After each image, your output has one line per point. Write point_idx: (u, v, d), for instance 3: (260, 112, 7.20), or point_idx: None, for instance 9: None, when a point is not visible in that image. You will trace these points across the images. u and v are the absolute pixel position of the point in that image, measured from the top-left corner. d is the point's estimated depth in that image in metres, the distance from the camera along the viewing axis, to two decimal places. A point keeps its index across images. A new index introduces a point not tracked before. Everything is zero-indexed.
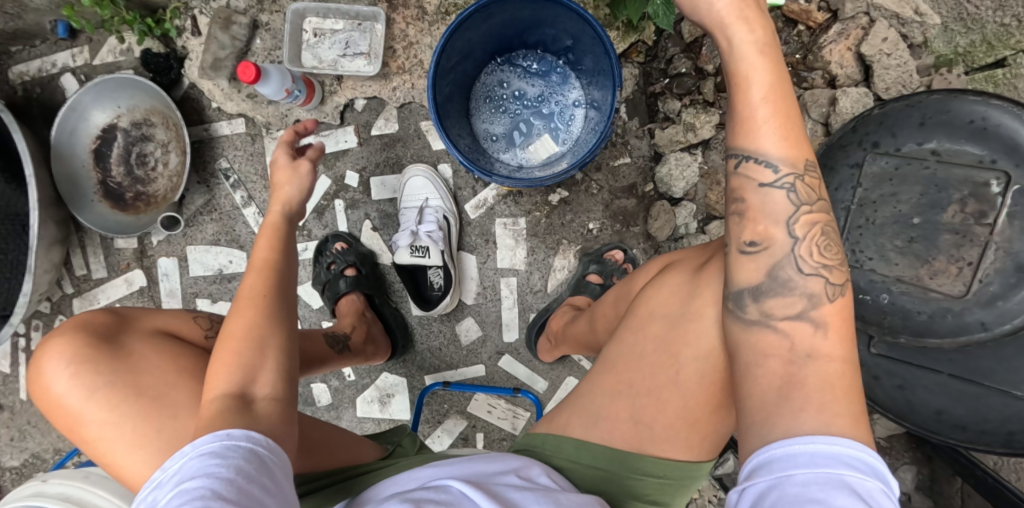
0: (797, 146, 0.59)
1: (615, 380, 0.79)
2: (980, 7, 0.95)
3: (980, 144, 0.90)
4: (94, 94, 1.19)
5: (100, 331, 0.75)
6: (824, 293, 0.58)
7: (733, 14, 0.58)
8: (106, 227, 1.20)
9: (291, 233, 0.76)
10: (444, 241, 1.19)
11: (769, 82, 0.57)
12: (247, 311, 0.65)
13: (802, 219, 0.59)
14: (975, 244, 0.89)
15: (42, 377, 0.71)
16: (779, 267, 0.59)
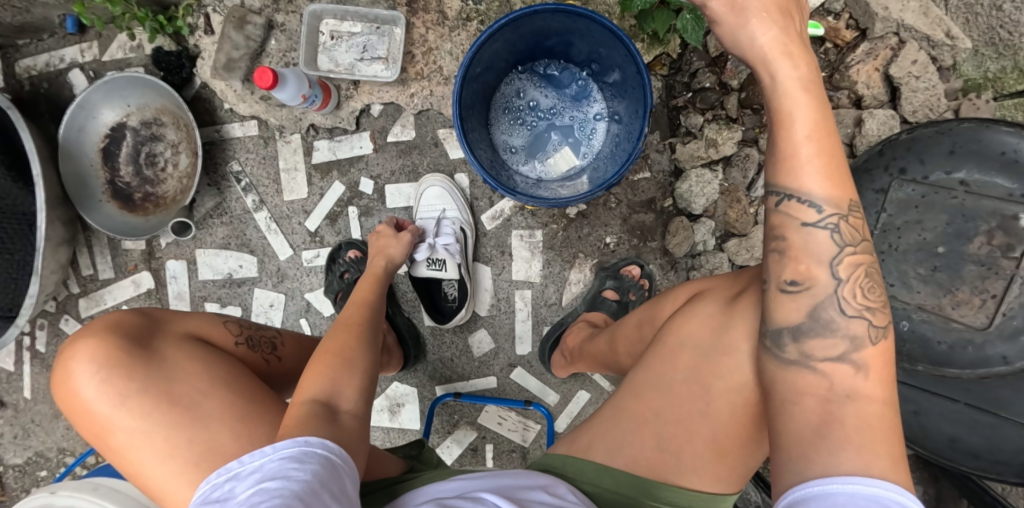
0: (841, 185, 0.56)
1: (642, 406, 0.76)
2: (1014, 34, 0.94)
3: (1010, 178, 0.89)
4: (103, 92, 1.15)
5: (132, 334, 0.74)
6: (867, 336, 0.55)
7: (777, 48, 0.55)
8: (112, 229, 1.17)
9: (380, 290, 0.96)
10: (462, 253, 1.20)
11: (813, 119, 0.54)
12: (344, 338, 0.79)
13: (846, 259, 0.56)
14: (1001, 277, 0.89)
15: (71, 378, 0.70)
16: (820, 308, 0.56)
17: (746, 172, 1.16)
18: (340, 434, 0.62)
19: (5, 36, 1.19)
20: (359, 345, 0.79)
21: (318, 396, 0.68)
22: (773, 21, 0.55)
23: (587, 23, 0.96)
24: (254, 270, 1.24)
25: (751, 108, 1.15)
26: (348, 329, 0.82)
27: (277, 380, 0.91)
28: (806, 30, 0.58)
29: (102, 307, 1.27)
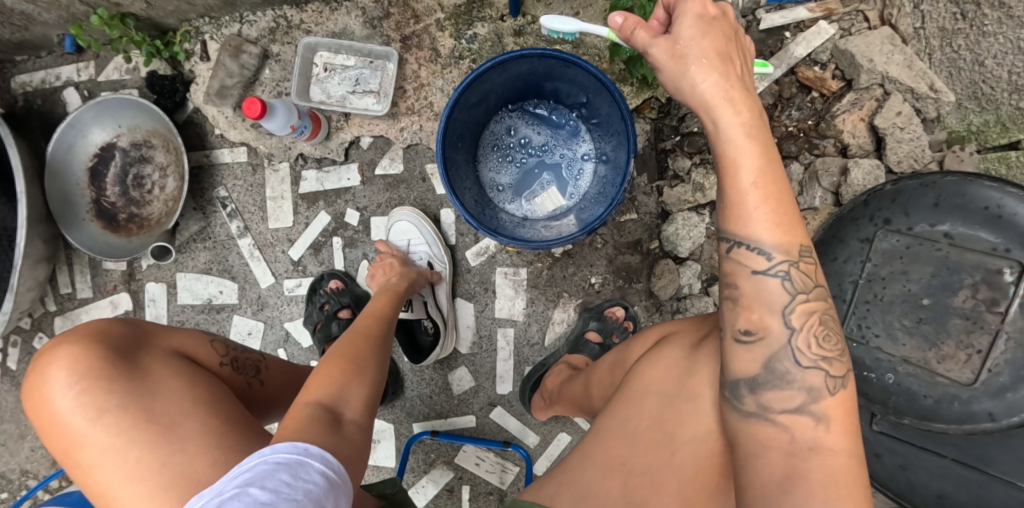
0: (791, 231, 0.55)
1: (608, 452, 0.72)
2: (994, 89, 0.92)
3: (995, 233, 0.88)
4: (94, 113, 1.16)
5: (116, 344, 0.70)
6: (824, 387, 0.55)
7: (718, 94, 0.56)
8: (97, 250, 1.17)
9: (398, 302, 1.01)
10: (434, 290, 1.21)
11: (758, 166, 0.54)
12: (358, 344, 0.83)
13: (798, 308, 0.56)
14: (985, 332, 0.88)
15: (42, 386, 0.66)
16: (775, 359, 0.56)
17: None
18: (343, 444, 0.65)
19: (3, 52, 1.21)
20: (371, 352, 0.83)
21: (325, 400, 0.71)
22: (713, 68, 0.55)
23: (580, 70, 0.97)
24: (234, 296, 1.23)
25: None
26: (360, 335, 0.86)
27: (258, 408, 0.87)
28: (751, 76, 0.59)
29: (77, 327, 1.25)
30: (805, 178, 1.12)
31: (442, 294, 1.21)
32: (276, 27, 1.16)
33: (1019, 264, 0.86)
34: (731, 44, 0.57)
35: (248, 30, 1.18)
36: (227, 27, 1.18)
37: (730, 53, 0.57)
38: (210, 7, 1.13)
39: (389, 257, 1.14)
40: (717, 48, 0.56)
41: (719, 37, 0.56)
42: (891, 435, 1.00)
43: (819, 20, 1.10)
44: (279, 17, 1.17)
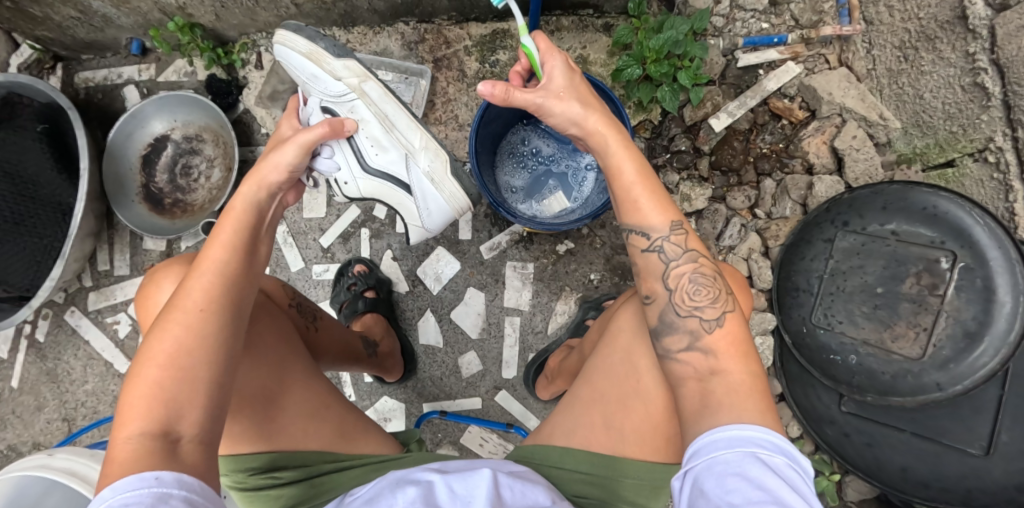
0: (664, 213, 0.77)
1: (589, 392, 0.86)
2: (933, 117, 1.13)
3: (933, 228, 1.03)
4: (156, 106, 1.32)
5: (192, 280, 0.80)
6: (701, 328, 0.73)
7: (603, 124, 0.80)
8: (144, 227, 1.31)
9: (240, 247, 0.67)
10: (360, 155, 0.96)
11: (635, 170, 0.78)
12: (181, 324, 0.60)
13: (672, 274, 0.77)
14: (929, 312, 1.01)
15: (150, 297, 0.78)
16: (664, 313, 0.76)
17: (715, 224, 1.33)
18: (190, 470, 0.53)
19: (73, 50, 1.38)
20: (207, 345, 0.60)
21: (152, 421, 0.55)
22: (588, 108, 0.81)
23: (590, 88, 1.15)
24: None
25: (720, 170, 1.32)
26: (187, 323, 0.60)
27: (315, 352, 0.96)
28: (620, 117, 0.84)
29: (111, 301, 1.41)
30: (778, 191, 1.29)
31: (370, 145, 0.96)
32: (326, 43, 1.35)
33: (953, 253, 0.99)
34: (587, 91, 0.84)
35: None
36: None
37: (587, 96, 0.84)
38: (269, 24, 1.31)
39: (258, 174, 0.73)
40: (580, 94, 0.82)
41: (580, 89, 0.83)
42: (857, 414, 1.14)
43: (788, 61, 1.30)
44: (329, 36, 1.35)
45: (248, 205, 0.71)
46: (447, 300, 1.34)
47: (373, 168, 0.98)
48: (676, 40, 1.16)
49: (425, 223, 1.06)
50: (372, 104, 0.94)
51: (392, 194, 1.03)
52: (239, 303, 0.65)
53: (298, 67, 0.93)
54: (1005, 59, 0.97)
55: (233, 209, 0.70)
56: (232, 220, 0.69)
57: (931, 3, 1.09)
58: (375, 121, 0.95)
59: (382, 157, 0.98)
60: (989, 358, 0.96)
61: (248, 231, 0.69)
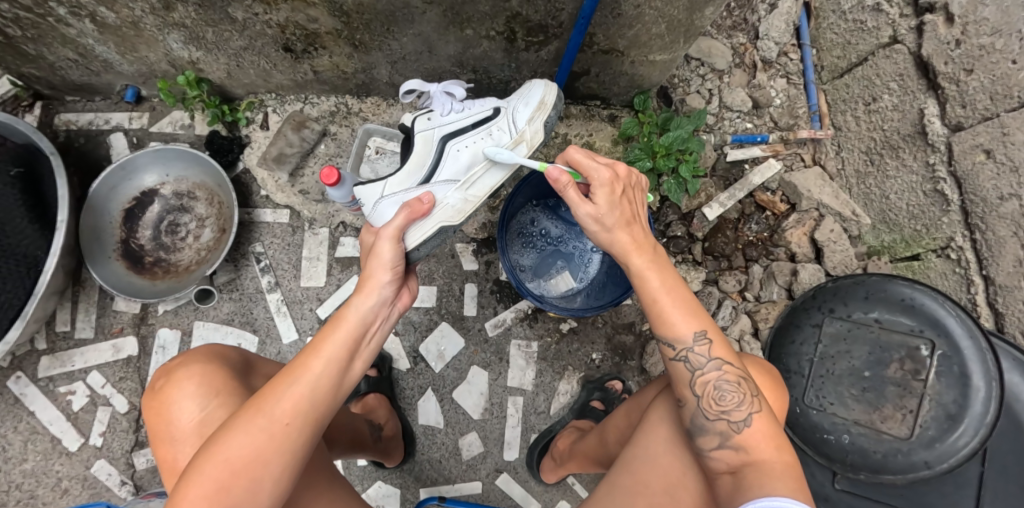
0: (693, 319, 0.78)
1: (633, 480, 0.84)
2: (899, 217, 1.29)
3: (911, 318, 1.12)
4: (149, 159, 1.27)
5: (232, 366, 0.79)
6: (730, 429, 0.75)
7: (626, 245, 0.83)
8: (119, 288, 1.22)
9: (337, 363, 0.70)
10: (455, 137, 1.01)
11: (659, 283, 0.81)
12: (263, 433, 0.63)
13: (698, 381, 0.77)
14: (912, 395, 1.09)
15: (163, 396, 0.75)
16: (696, 417, 0.78)
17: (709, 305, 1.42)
18: None
19: (59, 92, 1.32)
20: (280, 459, 0.64)
21: None
22: (622, 228, 0.84)
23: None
24: (253, 349, 1.27)
25: (712, 255, 1.43)
26: (269, 434, 0.63)
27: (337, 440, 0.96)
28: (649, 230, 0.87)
29: (66, 368, 1.26)
30: (765, 276, 1.40)
31: (456, 149, 1.01)
32: (337, 111, 1.35)
33: (931, 341, 1.10)
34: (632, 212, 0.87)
35: (310, 109, 1.35)
36: (290, 105, 1.36)
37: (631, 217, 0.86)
38: (281, 86, 1.31)
39: (371, 285, 0.76)
40: (621, 217, 0.84)
41: (625, 208, 0.85)
42: (850, 491, 1.19)
43: (770, 158, 1.44)
44: (341, 104, 1.35)
45: (360, 315, 0.73)
46: (450, 379, 1.29)
47: (445, 150, 1.01)
48: (682, 137, 1.30)
49: (382, 202, 0.99)
50: (504, 150, 1.00)
51: (416, 161, 1.01)
52: (321, 416, 0.68)
53: (531, 96, 1.02)
54: (962, 172, 1.13)
55: (345, 317, 0.73)
56: (341, 329, 0.72)
57: (893, 118, 1.28)
58: (476, 151, 1.01)
59: (451, 160, 1.01)
60: (969, 438, 1.04)
61: (350, 344, 0.71)
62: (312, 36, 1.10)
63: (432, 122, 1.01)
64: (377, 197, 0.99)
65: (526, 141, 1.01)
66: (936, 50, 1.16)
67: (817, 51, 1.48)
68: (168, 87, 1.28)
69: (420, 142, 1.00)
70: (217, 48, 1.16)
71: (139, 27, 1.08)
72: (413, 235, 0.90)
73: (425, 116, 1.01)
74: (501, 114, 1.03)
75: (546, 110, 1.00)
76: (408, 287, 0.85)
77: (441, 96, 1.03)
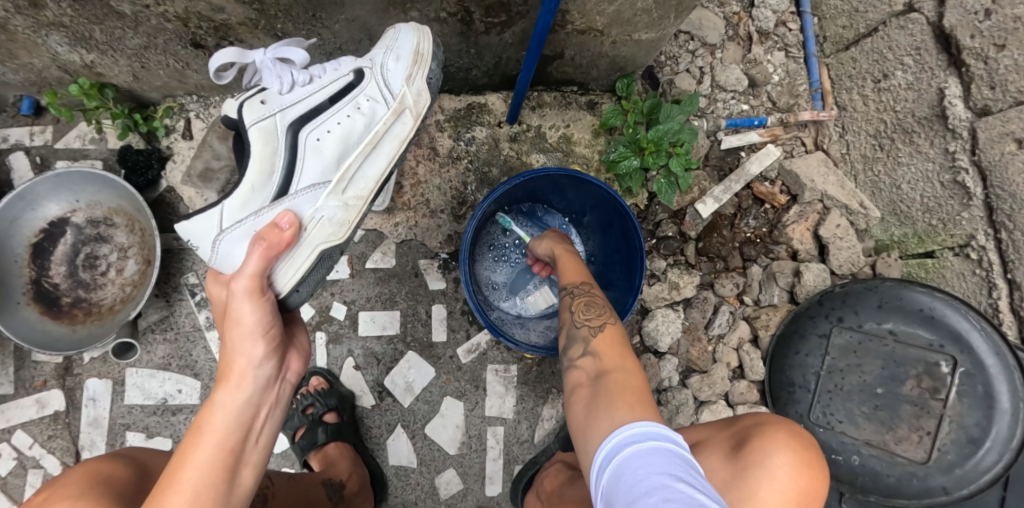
0: (576, 270, 0.95)
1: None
2: (911, 209, 1.17)
3: (931, 330, 1.01)
4: (50, 185, 1.08)
5: (116, 493, 0.64)
6: (589, 336, 0.84)
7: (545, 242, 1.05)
8: (31, 340, 1.05)
9: (207, 487, 0.62)
10: (309, 120, 0.84)
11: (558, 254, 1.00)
12: None
13: (573, 307, 0.89)
14: (931, 416, 0.99)
15: None
16: (571, 337, 0.86)
17: (705, 313, 1.26)
18: None
19: None
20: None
21: None
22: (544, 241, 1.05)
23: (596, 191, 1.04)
24: (197, 395, 1.12)
25: (707, 256, 1.28)
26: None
27: None
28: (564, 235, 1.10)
29: None
30: (764, 278, 1.26)
31: (314, 137, 0.84)
32: None
33: (952, 357, 0.99)
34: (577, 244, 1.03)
35: None
36: (216, 108, 1.16)
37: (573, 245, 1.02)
38: (201, 87, 1.11)
39: (238, 375, 0.68)
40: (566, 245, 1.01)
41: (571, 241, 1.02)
42: None
43: (767, 143, 1.30)
44: None
45: (227, 421, 0.66)
46: (421, 413, 1.15)
47: (299, 141, 0.83)
48: (674, 130, 1.14)
49: (223, 240, 0.77)
50: (382, 127, 0.86)
51: (260, 164, 0.79)
52: None
53: (399, 46, 0.86)
54: (987, 162, 1.01)
55: (207, 426, 0.65)
56: (204, 443, 0.64)
57: (907, 98, 1.13)
58: (344, 133, 0.85)
59: (313, 154, 0.83)
60: (993, 462, 0.95)
61: (224, 455, 0.64)
62: (222, 28, 0.90)
63: (270, 107, 0.80)
64: (214, 235, 0.76)
65: (407, 108, 0.88)
66: (959, 20, 1.02)
67: (819, 19, 1.31)
68: (57, 100, 1.10)
69: (258, 139, 0.79)
70: (112, 49, 0.96)
71: (8, 31, 0.88)
72: (282, 275, 0.77)
73: (258, 100, 0.79)
74: (365, 79, 0.86)
75: (425, 65, 0.85)
76: (292, 348, 0.78)
77: (272, 65, 0.80)
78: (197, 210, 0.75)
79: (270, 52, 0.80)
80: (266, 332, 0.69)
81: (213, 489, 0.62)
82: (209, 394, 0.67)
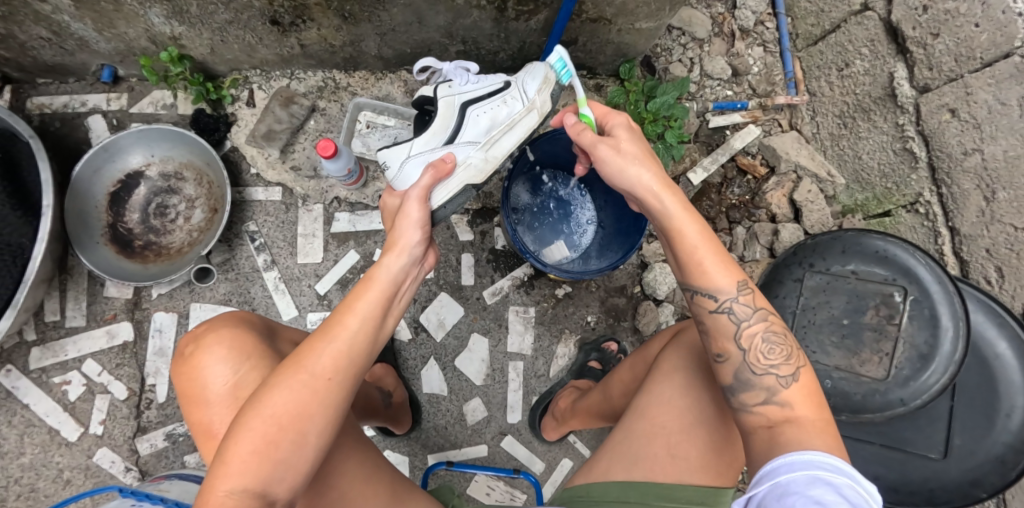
0: (731, 271, 0.78)
1: (649, 425, 0.89)
2: (871, 176, 1.37)
3: (885, 268, 1.21)
4: (132, 140, 1.24)
5: (258, 330, 0.75)
6: (778, 384, 0.75)
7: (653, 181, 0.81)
8: (110, 273, 1.20)
9: (376, 327, 0.68)
10: (475, 102, 1.00)
11: (696, 230, 0.79)
12: (305, 386, 0.61)
13: (744, 334, 0.77)
14: (888, 339, 1.18)
15: (195, 362, 0.70)
16: (740, 371, 0.77)
17: None
18: None
19: (32, 73, 1.28)
20: (323, 413, 0.62)
21: (248, 484, 0.57)
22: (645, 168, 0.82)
23: None
24: None
25: (698, 218, 1.49)
26: (313, 388, 0.61)
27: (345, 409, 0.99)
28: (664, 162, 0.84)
29: (60, 357, 1.26)
30: (748, 238, 1.46)
31: (476, 114, 1.00)
32: (325, 86, 1.34)
33: (904, 288, 1.18)
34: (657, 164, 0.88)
35: (297, 85, 1.34)
36: (276, 81, 1.34)
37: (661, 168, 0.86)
38: (266, 62, 1.29)
39: (402, 244, 0.74)
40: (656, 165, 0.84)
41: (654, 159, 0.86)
42: (833, 432, 1.27)
43: (749, 124, 1.50)
44: (328, 79, 1.34)
45: (393, 273, 0.71)
46: (451, 348, 1.31)
47: (466, 115, 1.00)
48: (669, 104, 1.35)
49: (409, 163, 0.98)
50: (518, 117, 1.00)
51: (439, 126, 0.99)
52: (358, 373, 0.65)
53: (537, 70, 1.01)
54: (929, 130, 1.21)
55: (376, 278, 0.70)
56: (373, 290, 0.69)
57: (864, 82, 1.35)
58: (494, 116, 1.00)
59: (472, 124, 1.00)
60: (940, 375, 1.13)
61: (383, 303, 0.69)
62: (300, 7, 1.09)
63: (453, 89, 1.00)
64: (404, 158, 0.98)
65: (538, 109, 1.01)
66: (904, 15, 1.23)
67: (792, 19, 1.53)
68: (150, 65, 1.25)
69: (443, 107, 0.99)
70: (200, 22, 1.13)
71: (118, 2, 1.06)
72: (438, 194, 0.93)
73: (445, 84, 1.00)
74: (513, 86, 1.02)
75: (552, 86, 0.99)
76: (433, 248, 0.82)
77: (452, 69, 1.02)
78: (395, 143, 0.99)
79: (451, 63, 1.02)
80: (426, 222, 0.77)
81: (375, 330, 0.68)
82: (377, 255, 0.72)
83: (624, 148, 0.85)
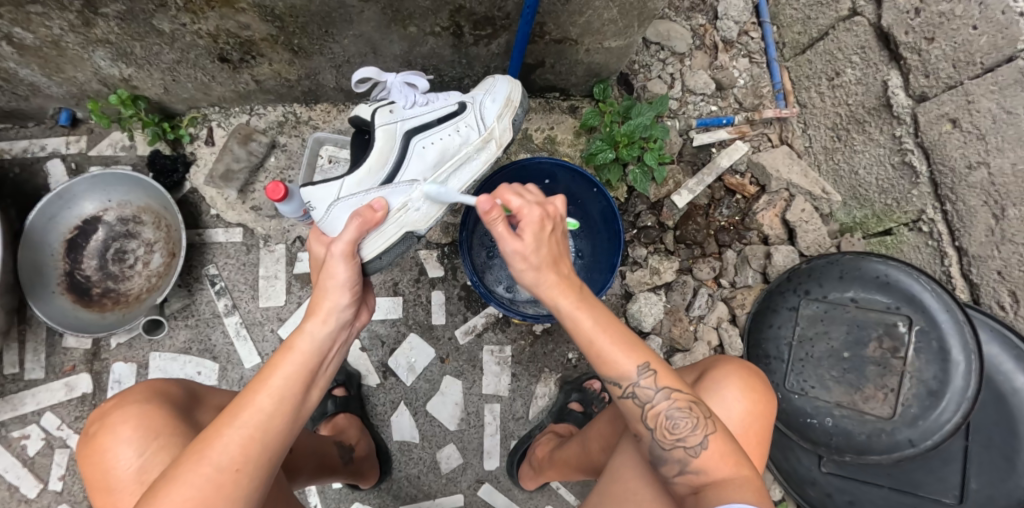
0: (631, 350, 0.72)
1: (621, 490, 0.82)
2: (869, 192, 1.27)
3: (887, 295, 1.10)
4: (88, 185, 1.20)
5: (173, 404, 0.78)
6: (687, 454, 0.72)
7: (554, 287, 0.73)
8: (66, 324, 1.16)
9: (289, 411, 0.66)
10: (420, 132, 0.98)
11: (596, 321, 0.72)
12: (208, 483, 0.60)
13: (649, 415, 0.73)
14: (893, 374, 1.07)
15: (105, 445, 0.73)
16: (653, 449, 0.75)
17: (685, 296, 1.38)
18: None
19: None
20: None
21: None
22: (546, 269, 0.72)
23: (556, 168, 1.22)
24: (214, 377, 1.23)
25: (684, 243, 1.39)
26: (217, 483, 0.60)
27: (296, 472, 0.91)
28: (557, 244, 0.75)
29: (18, 411, 1.21)
30: (739, 262, 1.37)
31: (421, 146, 0.98)
32: (285, 121, 1.30)
33: (908, 317, 1.07)
34: (562, 250, 0.76)
35: (257, 121, 1.30)
36: (235, 118, 1.30)
37: (557, 254, 0.75)
38: (224, 99, 1.25)
39: (325, 310, 0.72)
40: (549, 255, 0.72)
41: (552, 245, 0.74)
42: (837, 474, 1.18)
43: (736, 140, 1.41)
44: (289, 113, 1.30)
45: (311, 348, 0.70)
46: (423, 392, 1.25)
47: (409, 147, 0.97)
48: (645, 125, 1.27)
49: (337, 206, 0.93)
50: (473, 150, 1.01)
51: (376, 159, 0.94)
52: (272, 457, 0.65)
53: (497, 91, 1.02)
54: (929, 142, 1.11)
55: (295, 348, 0.69)
56: (290, 361, 0.68)
57: (857, 92, 1.25)
58: (444, 148, 0.99)
59: (417, 159, 0.98)
60: (952, 413, 1.02)
61: (302, 378, 0.68)
62: (247, 43, 1.04)
63: (395, 115, 0.95)
64: (332, 201, 0.92)
65: (494, 139, 1.03)
66: (895, 19, 1.13)
67: (778, 28, 1.45)
68: (99, 109, 1.22)
69: (381, 138, 0.93)
70: (148, 63, 1.09)
71: (61, 46, 1.02)
72: (370, 244, 0.89)
73: (386, 109, 0.95)
74: (468, 109, 1.00)
75: (515, 109, 1.01)
76: (366, 306, 0.82)
77: (399, 87, 0.98)
78: (322, 179, 0.91)
79: (400, 77, 0.99)
80: (354, 284, 0.74)
81: (287, 413, 0.66)
82: (299, 321, 0.71)
83: (520, 237, 0.72)
